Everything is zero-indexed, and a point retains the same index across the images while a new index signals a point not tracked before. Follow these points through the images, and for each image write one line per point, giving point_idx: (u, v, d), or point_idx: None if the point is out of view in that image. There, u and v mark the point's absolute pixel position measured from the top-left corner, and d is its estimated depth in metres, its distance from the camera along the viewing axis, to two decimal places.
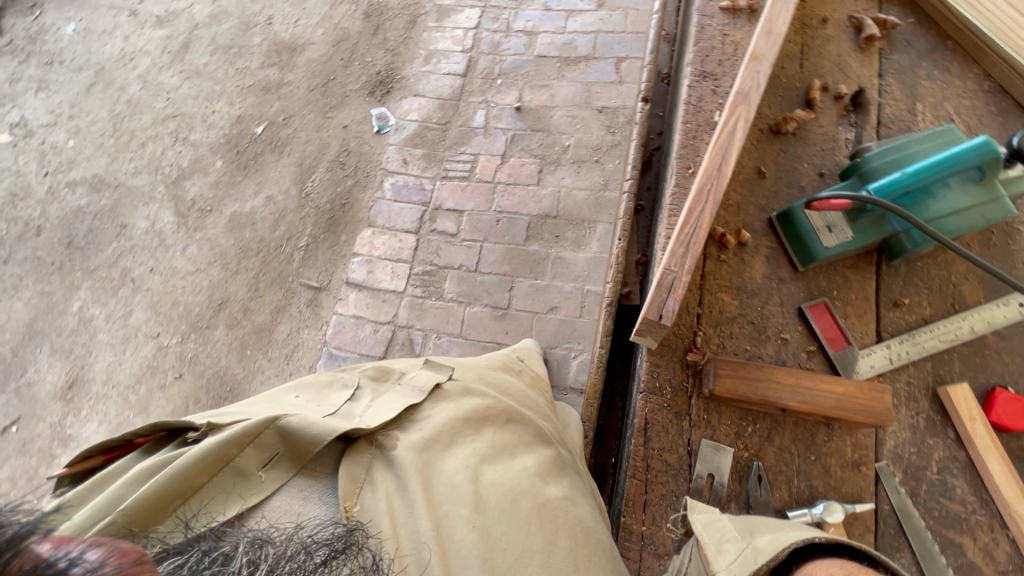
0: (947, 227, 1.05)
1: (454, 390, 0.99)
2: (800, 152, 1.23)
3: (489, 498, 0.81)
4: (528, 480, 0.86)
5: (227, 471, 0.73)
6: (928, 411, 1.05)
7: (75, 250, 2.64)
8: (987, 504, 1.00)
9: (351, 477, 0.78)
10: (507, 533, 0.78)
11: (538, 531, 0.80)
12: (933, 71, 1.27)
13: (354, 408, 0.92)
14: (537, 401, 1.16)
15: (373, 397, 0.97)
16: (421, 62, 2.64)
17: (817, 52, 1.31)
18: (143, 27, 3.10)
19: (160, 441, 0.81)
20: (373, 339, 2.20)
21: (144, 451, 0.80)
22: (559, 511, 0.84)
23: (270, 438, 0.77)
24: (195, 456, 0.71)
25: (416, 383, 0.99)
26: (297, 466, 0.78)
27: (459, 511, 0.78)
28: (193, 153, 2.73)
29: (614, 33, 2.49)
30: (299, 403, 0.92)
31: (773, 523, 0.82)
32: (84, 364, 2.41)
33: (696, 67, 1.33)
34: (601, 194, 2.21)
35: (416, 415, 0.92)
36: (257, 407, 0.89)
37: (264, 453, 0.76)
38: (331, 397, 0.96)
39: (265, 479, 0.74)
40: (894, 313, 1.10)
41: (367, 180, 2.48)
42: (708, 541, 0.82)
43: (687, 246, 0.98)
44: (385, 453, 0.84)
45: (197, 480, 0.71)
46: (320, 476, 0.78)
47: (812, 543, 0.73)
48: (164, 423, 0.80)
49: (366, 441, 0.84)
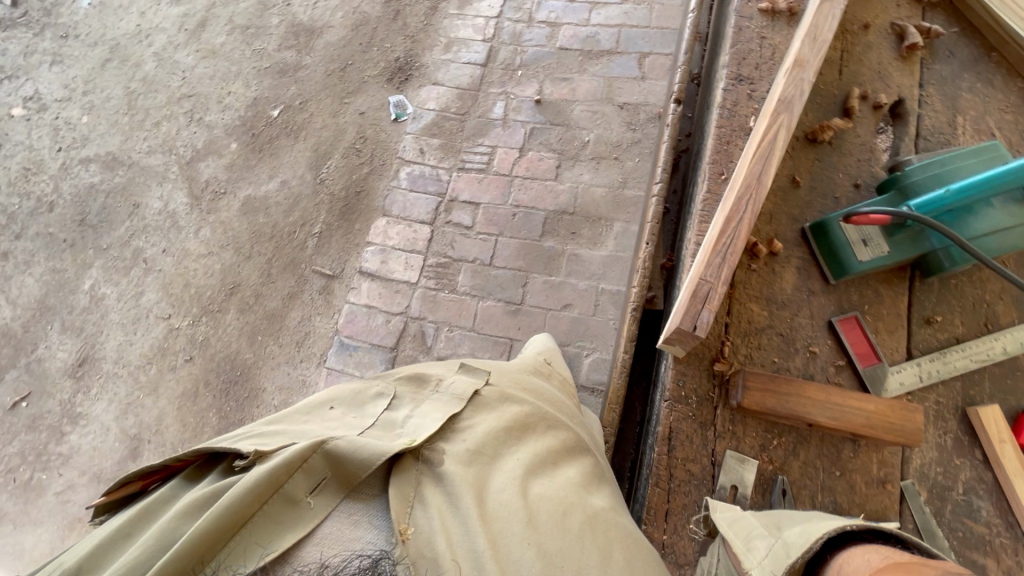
0: (988, 247, 1.02)
1: (493, 397, 0.99)
2: (836, 162, 1.20)
3: (541, 512, 0.80)
4: (574, 495, 0.86)
5: (276, 498, 0.71)
6: (956, 431, 1.04)
7: (87, 228, 2.63)
8: (1013, 527, 0.99)
9: (401, 496, 0.76)
10: (563, 548, 0.76)
11: (593, 544, 0.78)
12: (975, 84, 1.24)
13: (394, 418, 0.93)
14: (571, 407, 1.16)
15: (413, 407, 0.97)
16: (441, 50, 2.60)
17: (857, 59, 1.28)
18: (159, 3, 3.06)
19: (202, 466, 0.82)
20: (384, 330, 2.20)
21: (187, 477, 0.81)
22: (608, 525, 0.83)
23: (317, 463, 0.75)
24: (246, 488, 0.70)
25: (454, 390, 0.99)
26: (344, 491, 0.76)
27: (513, 526, 0.76)
28: (207, 134, 2.70)
29: (639, 28, 2.45)
30: (336, 415, 0.93)
31: (799, 519, 0.82)
32: (95, 343, 2.42)
33: (732, 70, 1.30)
34: (619, 192, 2.19)
35: (457, 424, 0.91)
36: (296, 423, 0.89)
37: (312, 478, 0.74)
38: (369, 408, 0.97)
39: (315, 506, 0.73)
40: (926, 331, 1.09)
41: (383, 168, 2.46)
42: (737, 540, 0.81)
43: (724, 257, 0.96)
44: (431, 468, 0.82)
45: (248, 510, 0.69)
46: (365, 498, 0.76)
47: (845, 532, 0.73)
48: (206, 449, 0.80)
49: (412, 456, 0.83)
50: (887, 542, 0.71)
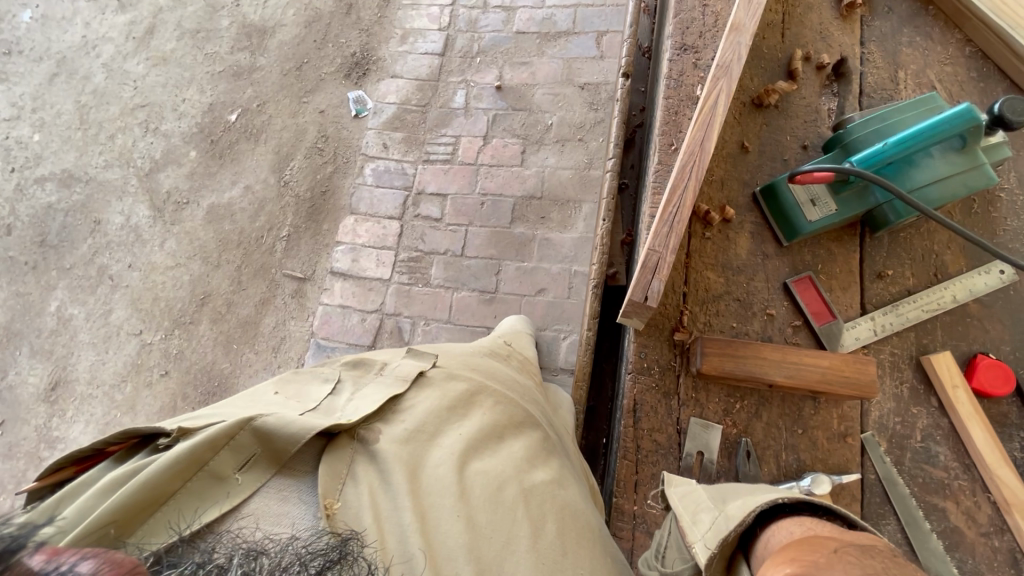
0: (930, 197, 1.04)
1: (438, 377, 1.01)
2: (783, 125, 1.21)
3: (475, 487, 0.83)
4: (514, 467, 0.88)
5: (203, 475, 0.73)
6: (911, 381, 1.06)
7: (49, 249, 2.56)
8: (970, 469, 1.01)
9: (331, 473, 0.78)
10: (492, 521, 0.80)
11: (525, 516, 0.81)
12: (914, 38, 1.25)
13: (335, 402, 0.94)
14: (527, 386, 1.19)
15: (355, 390, 0.99)
16: (397, 42, 2.56)
17: (799, 21, 1.28)
18: (103, 12, 2.96)
19: (132, 448, 0.81)
20: (361, 329, 2.18)
21: (116, 459, 0.79)
22: (546, 495, 0.86)
23: (245, 439, 0.77)
24: (169, 463, 0.71)
25: (398, 373, 1.02)
26: (277, 465, 0.78)
27: (444, 501, 0.80)
28: (165, 144, 2.64)
29: (594, 6, 2.42)
30: (278, 399, 0.94)
31: (746, 491, 0.82)
32: (67, 365, 2.37)
33: (676, 40, 1.29)
34: (585, 173, 2.18)
35: (399, 406, 0.94)
36: (235, 407, 0.90)
37: (240, 455, 0.76)
38: (312, 392, 0.98)
39: (243, 481, 0.75)
40: (878, 285, 1.11)
41: (348, 166, 2.43)
42: (684, 513, 0.82)
43: (671, 225, 0.97)
44: (366, 447, 0.85)
45: (169, 486, 0.71)
46: (298, 474, 0.78)
47: (777, 505, 0.73)
48: (136, 431, 0.79)
49: (348, 436, 0.86)
50: (816, 514, 0.71)
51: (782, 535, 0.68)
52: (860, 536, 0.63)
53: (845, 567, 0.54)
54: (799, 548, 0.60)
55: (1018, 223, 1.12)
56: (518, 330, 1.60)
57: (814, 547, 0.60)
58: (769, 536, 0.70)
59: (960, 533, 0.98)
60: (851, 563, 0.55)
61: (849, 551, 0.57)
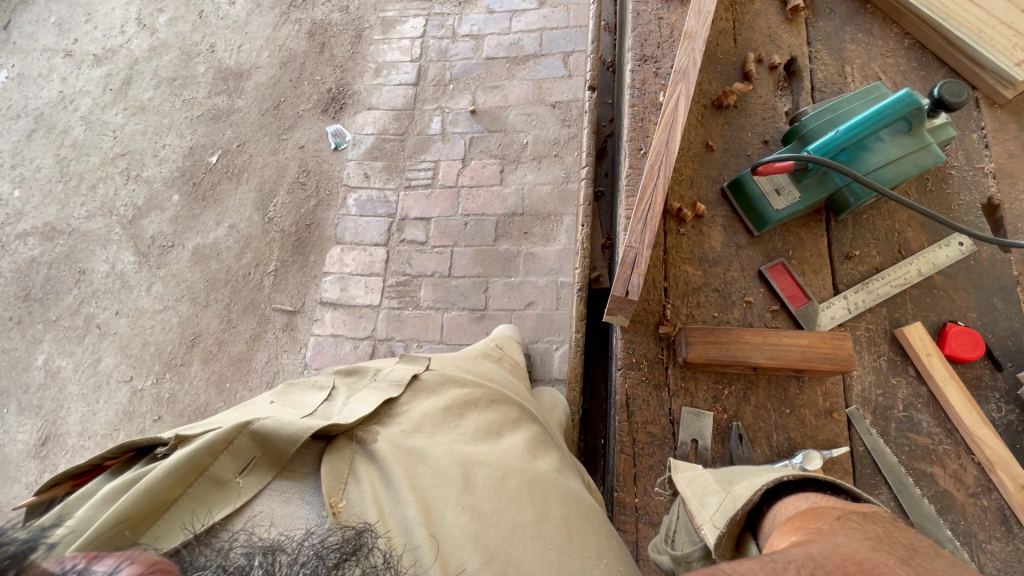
0: (885, 177, 1.10)
1: (432, 379, 1.05)
2: (743, 123, 1.28)
3: (479, 479, 0.86)
4: (517, 456, 0.92)
5: (203, 480, 0.76)
6: (888, 353, 1.11)
7: (34, 303, 2.55)
8: (952, 433, 1.05)
9: (334, 472, 0.81)
10: (496, 509, 0.83)
11: (528, 504, 0.85)
12: (856, 35, 1.34)
13: (331, 407, 0.97)
14: (518, 386, 1.23)
15: (349, 395, 1.02)
16: (372, 76, 2.64)
17: (748, 27, 1.36)
18: (80, 67, 3.01)
19: (129, 461, 0.84)
20: (354, 356, 2.19)
21: (113, 471, 0.82)
22: (548, 484, 0.89)
23: (244, 443, 0.80)
24: (171, 468, 0.73)
25: (393, 375, 1.06)
26: (277, 468, 0.81)
27: (448, 492, 0.83)
28: (148, 190, 2.66)
29: (558, 29, 2.51)
30: (275, 406, 0.97)
31: (752, 472, 0.83)
32: (56, 419, 2.33)
33: (636, 51, 1.37)
34: (563, 187, 2.25)
35: (395, 408, 0.98)
36: (232, 416, 0.93)
37: (241, 459, 0.79)
38: (308, 400, 1.02)
39: (244, 484, 0.77)
40: (848, 265, 1.16)
41: (330, 198, 2.47)
42: (692, 497, 0.82)
43: (645, 222, 1.01)
44: (365, 447, 0.89)
45: (171, 494, 0.73)
46: (301, 476, 0.82)
47: (782, 482, 0.75)
48: (133, 443, 0.82)
49: (347, 437, 0.89)
50: (823, 490, 0.73)
51: (789, 507, 0.70)
52: (861, 505, 0.66)
53: (848, 533, 0.57)
54: (806, 517, 0.63)
55: (971, 197, 1.19)
56: (510, 337, 1.63)
57: (819, 515, 0.63)
58: (776, 512, 0.72)
59: (949, 496, 1.02)
60: (852, 528, 0.58)
61: (851, 518, 0.61)
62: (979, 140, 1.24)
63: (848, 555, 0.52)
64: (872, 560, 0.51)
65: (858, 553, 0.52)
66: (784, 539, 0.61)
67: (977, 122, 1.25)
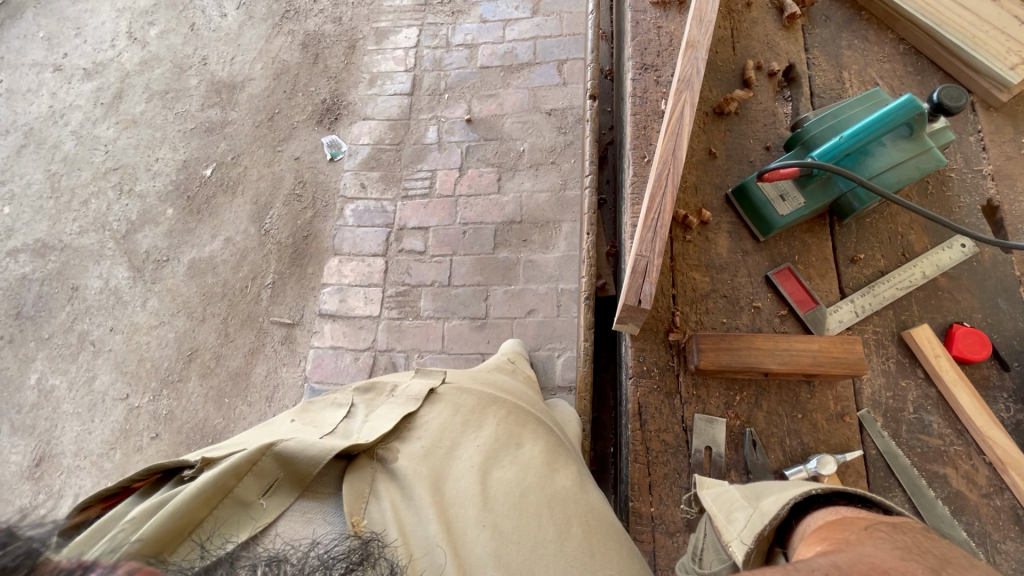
0: (888, 181, 1.12)
1: (450, 393, 1.05)
2: (745, 129, 1.29)
3: (498, 495, 0.85)
4: (538, 472, 0.92)
5: (227, 501, 0.74)
6: (896, 355, 1.12)
7: (25, 320, 2.51)
8: (963, 434, 1.06)
9: (355, 492, 0.81)
10: (517, 527, 0.81)
11: (550, 521, 0.83)
12: (853, 41, 1.36)
13: (351, 425, 0.97)
14: (532, 397, 1.23)
15: (368, 412, 1.02)
16: (366, 86, 2.63)
17: (746, 34, 1.38)
18: (70, 81, 2.98)
19: (157, 483, 0.82)
20: (354, 368, 2.17)
21: (142, 493, 0.81)
22: (570, 499, 0.88)
23: (267, 465, 0.78)
24: (196, 491, 0.71)
25: (410, 392, 1.05)
26: (299, 489, 0.80)
27: (467, 510, 0.82)
28: (141, 205, 2.63)
29: (552, 37, 2.53)
30: (296, 425, 0.97)
31: (780, 486, 0.82)
32: (50, 438, 2.29)
33: (637, 60, 1.38)
34: (561, 194, 2.25)
35: (414, 423, 0.97)
36: (256, 437, 0.92)
37: (263, 480, 0.77)
38: (327, 417, 1.01)
39: (268, 506, 0.76)
40: (854, 269, 1.17)
41: (327, 209, 2.45)
42: (719, 514, 0.82)
43: (655, 230, 1.02)
44: (385, 466, 0.88)
45: (195, 516, 0.71)
46: (323, 496, 0.81)
47: (811, 496, 0.73)
48: (161, 465, 0.81)
49: (367, 456, 0.88)
50: (854, 504, 0.71)
51: (817, 521, 0.70)
52: (897, 519, 0.65)
53: (875, 542, 0.57)
54: (834, 527, 0.63)
55: (971, 199, 1.21)
56: (518, 350, 1.65)
57: (846, 526, 0.63)
58: (804, 526, 0.71)
59: (963, 497, 1.02)
60: (880, 538, 0.58)
61: (880, 528, 0.61)
62: (977, 143, 1.26)
63: (875, 564, 0.52)
64: (902, 570, 0.51)
65: (885, 562, 0.52)
66: (810, 549, 0.62)
67: (974, 126, 1.27)
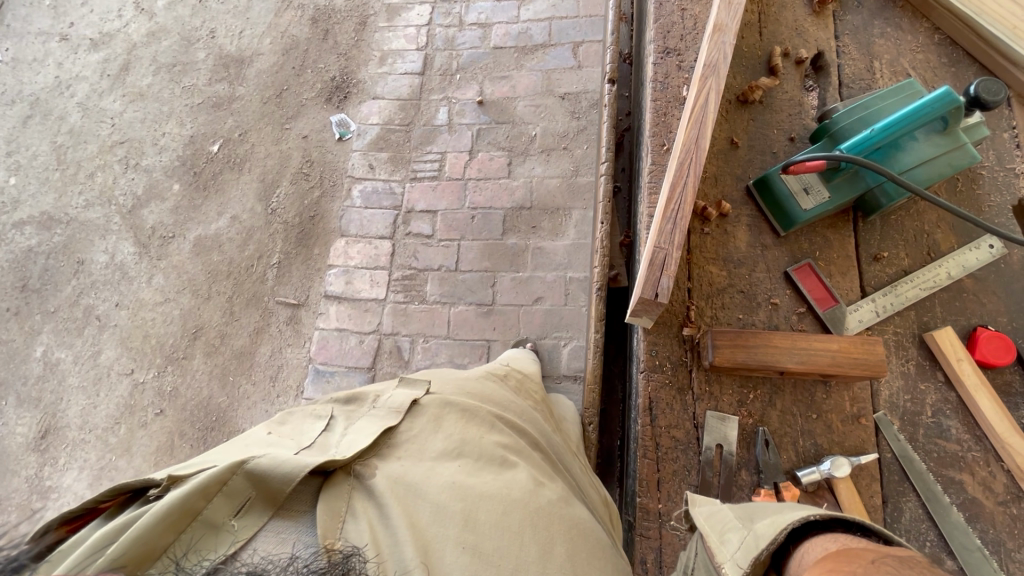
0: (918, 178, 1.08)
1: (432, 404, 1.04)
2: (769, 119, 1.24)
3: (480, 513, 0.83)
4: (521, 488, 0.89)
5: (196, 525, 0.72)
6: (917, 357, 1.09)
7: (31, 293, 2.51)
8: (981, 440, 1.04)
9: (331, 511, 0.79)
10: (499, 548, 0.80)
11: (533, 541, 0.83)
12: (886, 29, 1.30)
13: (329, 439, 0.96)
14: (522, 406, 1.20)
15: (348, 425, 1.01)
16: (377, 64, 2.58)
17: (774, 19, 1.33)
18: (76, 52, 2.93)
19: (124, 503, 0.80)
20: (359, 351, 2.15)
21: (108, 516, 0.78)
22: (554, 516, 0.87)
23: (238, 484, 0.77)
24: (159, 516, 0.69)
25: (392, 403, 1.04)
26: (273, 507, 0.78)
27: (447, 530, 0.80)
28: (147, 179, 2.61)
29: (568, 18, 2.45)
30: (273, 437, 0.96)
31: (774, 508, 0.78)
32: (56, 412, 2.30)
33: (658, 44, 1.33)
34: (573, 180, 2.20)
35: (394, 439, 0.96)
36: (230, 451, 0.90)
37: (234, 501, 0.75)
38: (307, 430, 1.01)
39: (240, 526, 0.74)
40: (876, 267, 1.13)
41: (335, 189, 2.42)
42: (712, 534, 0.79)
43: (674, 222, 0.99)
44: (363, 482, 0.86)
45: (161, 541, 0.69)
46: (297, 514, 0.79)
47: (809, 521, 0.70)
48: (127, 485, 0.78)
49: (344, 471, 0.86)
50: (852, 532, 0.68)
51: (817, 549, 0.66)
52: (895, 549, 0.61)
53: None
54: (837, 558, 0.59)
55: (1001, 198, 1.17)
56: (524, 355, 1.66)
57: (852, 558, 0.59)
58: (803, 553, 0.67)
59: (978, 504, 1.00)
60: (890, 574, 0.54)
61: (888, 563, 0.57)
62: (1011, 139, 1.21)
63: None
64: None
65: None
66: None
67: (1008, 121, 1.22)
